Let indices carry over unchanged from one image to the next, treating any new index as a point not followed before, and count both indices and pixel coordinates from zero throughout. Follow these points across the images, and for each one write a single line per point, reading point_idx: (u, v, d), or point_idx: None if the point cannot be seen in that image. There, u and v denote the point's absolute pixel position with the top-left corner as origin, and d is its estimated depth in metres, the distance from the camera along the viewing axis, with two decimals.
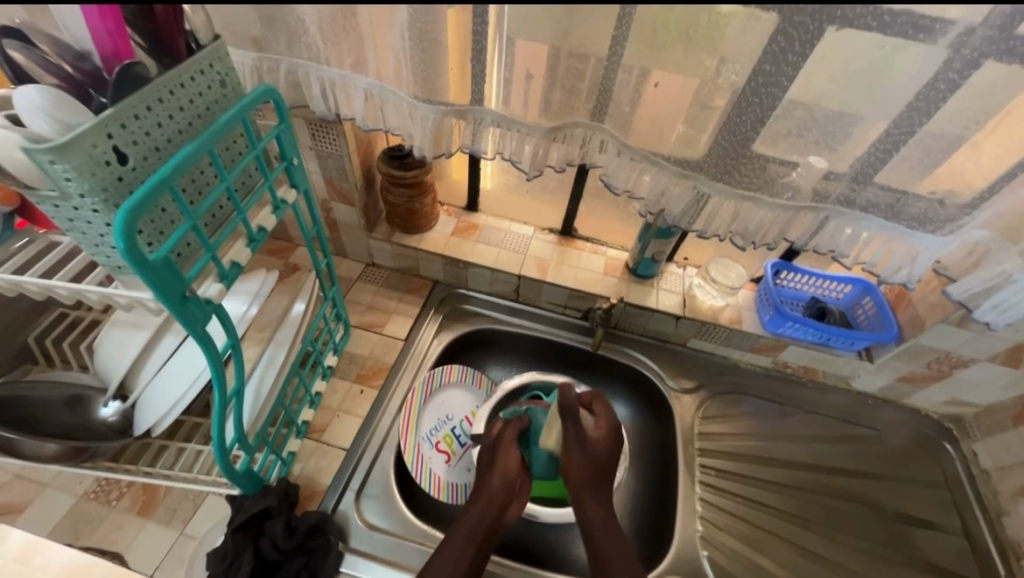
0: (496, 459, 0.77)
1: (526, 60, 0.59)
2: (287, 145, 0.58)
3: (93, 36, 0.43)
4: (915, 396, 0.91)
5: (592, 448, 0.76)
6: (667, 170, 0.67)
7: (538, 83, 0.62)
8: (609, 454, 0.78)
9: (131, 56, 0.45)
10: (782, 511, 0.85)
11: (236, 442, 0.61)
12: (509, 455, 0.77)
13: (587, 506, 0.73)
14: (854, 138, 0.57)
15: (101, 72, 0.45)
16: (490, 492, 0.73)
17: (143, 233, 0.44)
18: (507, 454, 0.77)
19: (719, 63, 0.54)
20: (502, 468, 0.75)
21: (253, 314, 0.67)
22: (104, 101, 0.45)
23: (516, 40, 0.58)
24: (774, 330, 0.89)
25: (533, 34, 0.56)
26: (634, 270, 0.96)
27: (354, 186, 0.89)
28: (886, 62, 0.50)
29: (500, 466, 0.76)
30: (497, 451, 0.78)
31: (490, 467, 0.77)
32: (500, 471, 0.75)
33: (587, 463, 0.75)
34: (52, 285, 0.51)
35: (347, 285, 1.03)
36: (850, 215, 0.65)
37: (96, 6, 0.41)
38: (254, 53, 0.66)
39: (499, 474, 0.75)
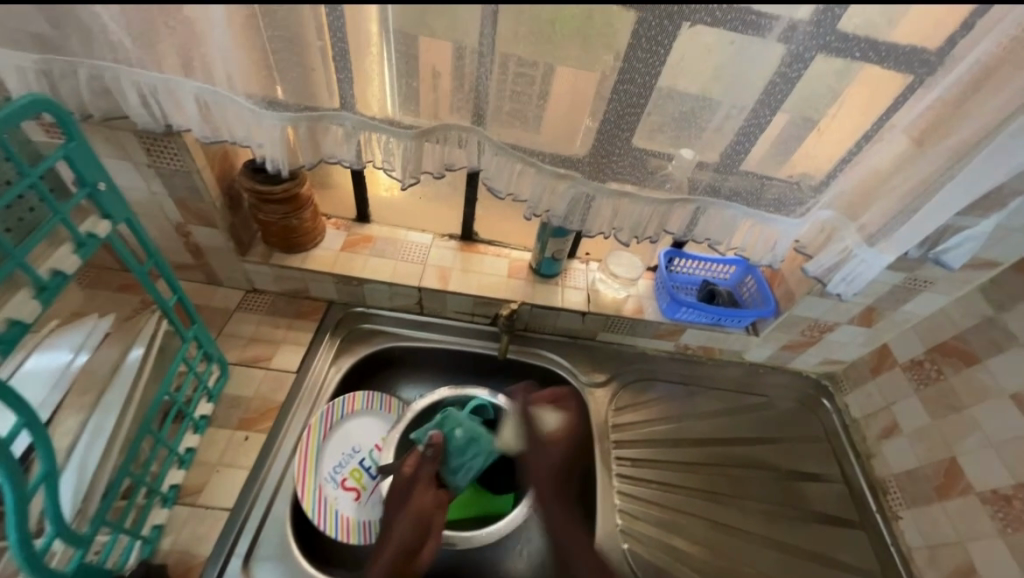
0: (407, 502, 0.73)
1: (428, 56, 0.55)
2: (83, 166, 0.46)
3: None
4: (797, 361, 1.00)
5: (548, 449, 0.79)
6: (545, 170, 0.65)
7: (446, 82, 0.57)
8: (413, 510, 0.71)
9: None
10: (693, 490, 0.89)
11: (56, 538, 0.48)
12: (423, 498, 0.73)
13: (551, 512, 0.73)
14: (714, 127, 0.58)
15: None
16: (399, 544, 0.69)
17: None
18: (420, 498, 0.73)
19: (616, 60, 0.53)
20: (414, 512, 0.71)
21: (82, 362, 0.59)
22: None
23: (413, 36, 0.53)
24: (672, 316, 0.93)
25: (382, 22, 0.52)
26: (537, 270, 0.95)
27: (212, 207, 0.77)
28: (731, 59, 0.52)
29: (412, 509, 0.72)
30: (410, 493, 0.73)
31: (401, 510, 0.72)
32: (408, 517, 0.71)
33: (552, 469, 0.77)
34: None
35: (224, 317, 0.90)
36: (718, 204, 0.68)
37: None
38: (38, 55, 0.53)
39: (405, 521, 0.71)
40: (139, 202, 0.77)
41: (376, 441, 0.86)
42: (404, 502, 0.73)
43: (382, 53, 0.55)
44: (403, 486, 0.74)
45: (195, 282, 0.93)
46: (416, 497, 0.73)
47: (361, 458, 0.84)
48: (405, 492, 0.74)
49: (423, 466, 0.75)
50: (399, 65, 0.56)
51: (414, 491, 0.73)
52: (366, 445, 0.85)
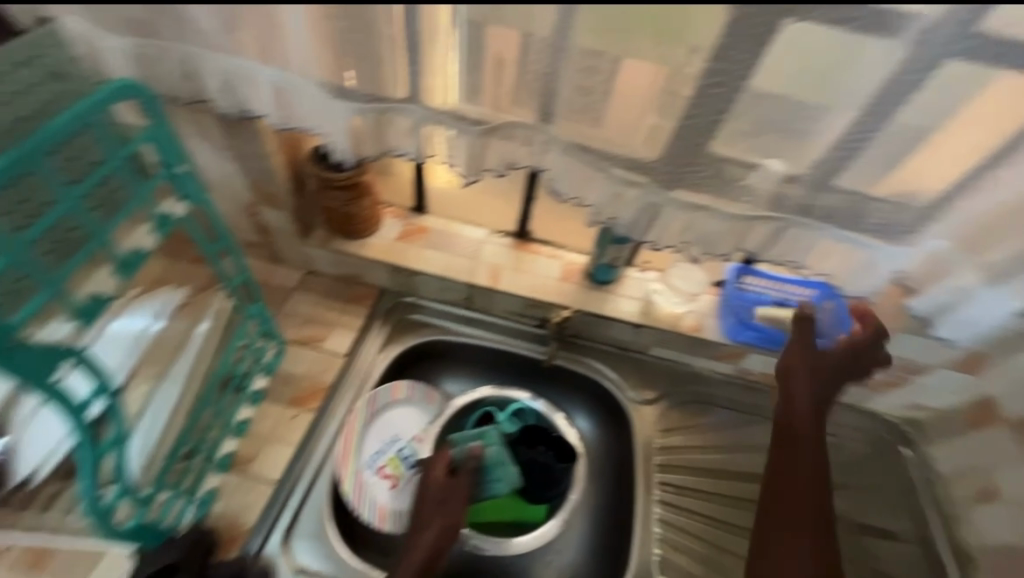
0: (444, 507, 0.72)
1: (496, 43, 0.52)
2: (167, 149, 0.48)
3: None
4: (876, 401, 0.89)
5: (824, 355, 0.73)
6: (614, 176, 0.61)
7: (511, 70, 0.54)
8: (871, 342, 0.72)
9: None
10: (741, 529, 0.83)
11: (121, 496, 0.52)
12: (461, 509, 0.72)
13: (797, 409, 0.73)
14: (816, 135, 0.52)
15: None
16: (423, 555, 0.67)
17: None
18: (457, 508, 0.72)
19: (689, 53, 0.48)
20: (448, 520, 0.71)
21: (155, 331, 0.63)
22: None
23: (484, 26, 0.51)
24: (735, 337, 0.87)
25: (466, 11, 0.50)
26: (592, 276, 0.91)
27: (282, 190, 0.80)
28: (842, 58, 0.46)
29: (446, 516, 0.71)
30: (448, 501, 0.72)
31: (435, 515, 0.71)
32: (442, 523, 0.70)
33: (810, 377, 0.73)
34: None
35: (283, 296, 0.94)
36: (809, 225, 0.60)
37: None
38: (135, 39, 0.55)
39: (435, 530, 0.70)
40: (215, 181, 0.81)
41: (415, 431, 0.86)
42: (440, 507, 0.72)
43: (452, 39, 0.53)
44: (437, 490, 0.73)
45: (259, 259, 0.96)
46: (454, 504, 0.72)
47: (400, 446, 0.84)
48: (441, 498, 0.72)
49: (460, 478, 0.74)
50: (469, 58, 0.54)
51: (452, 497, 0.73)
52: (406, 434, 0.86)
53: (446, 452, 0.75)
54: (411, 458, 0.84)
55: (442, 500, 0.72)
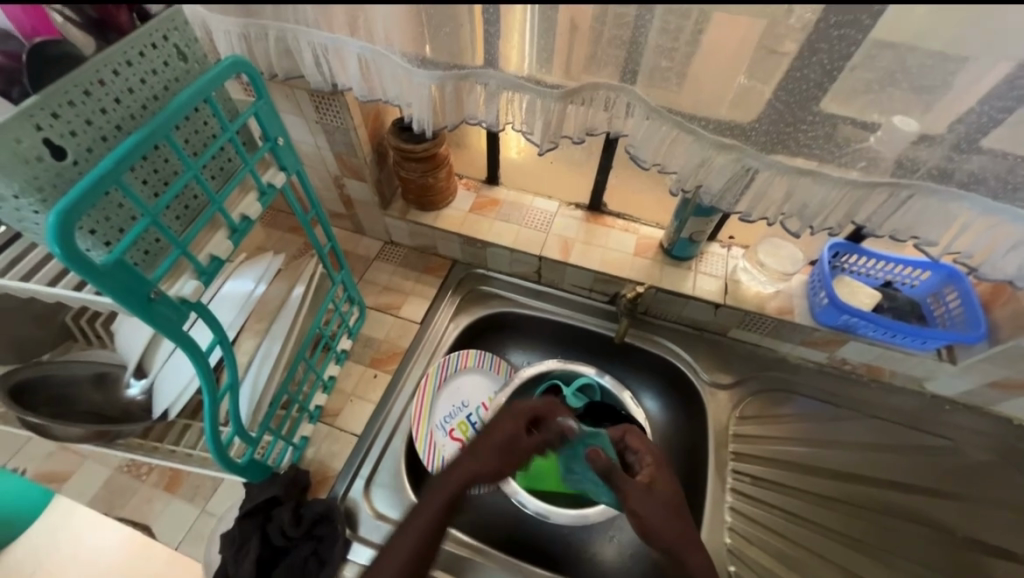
0: (510, 452, 0.68)
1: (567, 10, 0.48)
2: (268, 123, 0.52)
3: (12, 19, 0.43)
4: (1008, 404, 0.76)
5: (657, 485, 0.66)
6: (703, 139, 0.56)
7: (583, 36, 0.51)
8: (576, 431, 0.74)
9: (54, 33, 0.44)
10: (822, 527, 0.77)
11: (236, 434, 0.59)
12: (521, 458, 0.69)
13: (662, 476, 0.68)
14: (965, 84, 0.43)
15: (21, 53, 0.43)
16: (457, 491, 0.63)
17: (92, 232, 0.39)
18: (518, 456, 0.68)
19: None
20: (501, 456, 0.67)
21: (260, 293, 0.66)
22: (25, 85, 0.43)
23: None
24: (830, 322, 0.77)
25: None
26: (669, 250, 0.86)
27: (363, 162, 0.83)
28: None
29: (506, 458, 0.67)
30: (515, 446, 0.68)
31: (492, 447, 0.67)
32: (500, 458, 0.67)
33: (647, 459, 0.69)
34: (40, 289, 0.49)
35: (365, 265, 1.00)
36: (943, 193, 0.51)
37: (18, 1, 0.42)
38: (239, 20, 0.59)
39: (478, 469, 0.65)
40: (306, 154, 0.86)
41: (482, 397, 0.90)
42: (505, 453, 0.68)
43: (524, 18, 0.51)
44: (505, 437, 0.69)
45: (345, 230, 1.03)
46: (518, 453, 0.68)
47: (469, 412, 0.88)
48: (509, 442, 0.68)
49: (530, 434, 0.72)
50: (540, 26, 0.51)
51: (519, 446, 0.69)
52: (474, 400, 0.89)
53: (530, 406, 0.72)
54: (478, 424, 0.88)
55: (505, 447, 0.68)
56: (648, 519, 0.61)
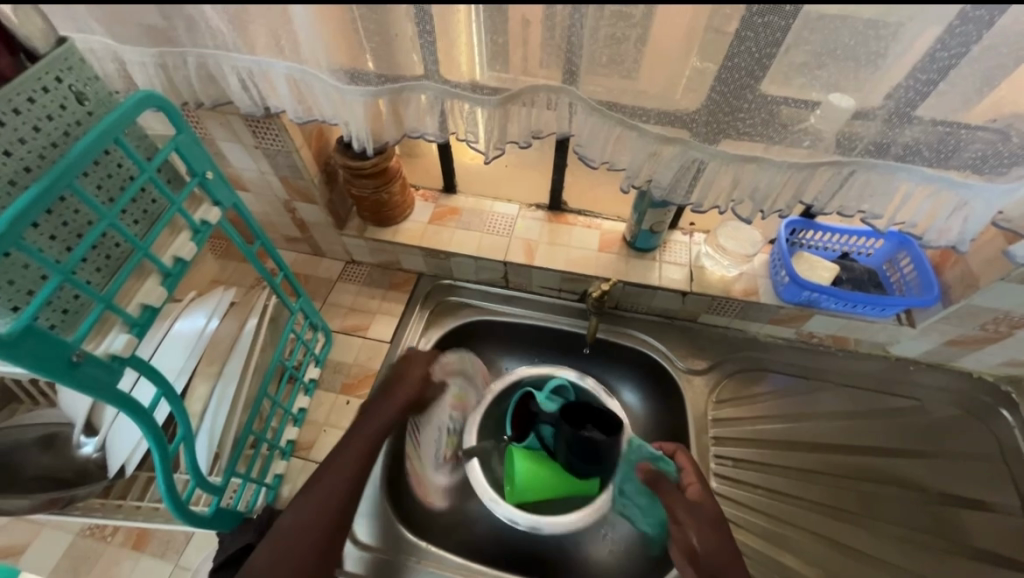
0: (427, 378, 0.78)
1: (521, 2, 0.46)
2: (191, 157, 0.49)
3: None
4: (967, 359, 0.79)
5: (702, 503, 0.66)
6: (648, 134, 0.55)
7: (539, 30, 0.49)
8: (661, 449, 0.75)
9: None
10: (807, 501, 0.77)
11: (196, 486, 0.55)
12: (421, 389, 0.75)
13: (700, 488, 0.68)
14: (892, 61, 0.44)
15: None
16: (393, 418, 0.70)
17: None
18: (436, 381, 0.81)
19: None
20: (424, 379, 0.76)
21: (213, 327, 0.65)
22: None
23: None
24: (792, 299, 0.79)
25: None
26: (632, 243, 0.86)
27: (311, 183, 0.80)
28: None
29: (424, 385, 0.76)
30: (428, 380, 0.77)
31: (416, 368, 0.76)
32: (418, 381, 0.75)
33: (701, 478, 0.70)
34: None
35: (327, 288, 0.96)
36: (883, 166, 0.52)
37: None
38: (154, 48, 0.56)
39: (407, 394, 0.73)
40: (251, 181, 0.83)
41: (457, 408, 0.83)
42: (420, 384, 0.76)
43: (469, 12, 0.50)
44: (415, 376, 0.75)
45: (302, 253, 1.00)
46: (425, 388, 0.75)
47: (450, 427, 0.82)
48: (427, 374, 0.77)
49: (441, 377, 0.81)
50: (491, 20, 0.49)
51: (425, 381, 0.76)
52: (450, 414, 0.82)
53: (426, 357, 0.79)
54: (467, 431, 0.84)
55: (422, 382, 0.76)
56: (693, 537, 0.62)
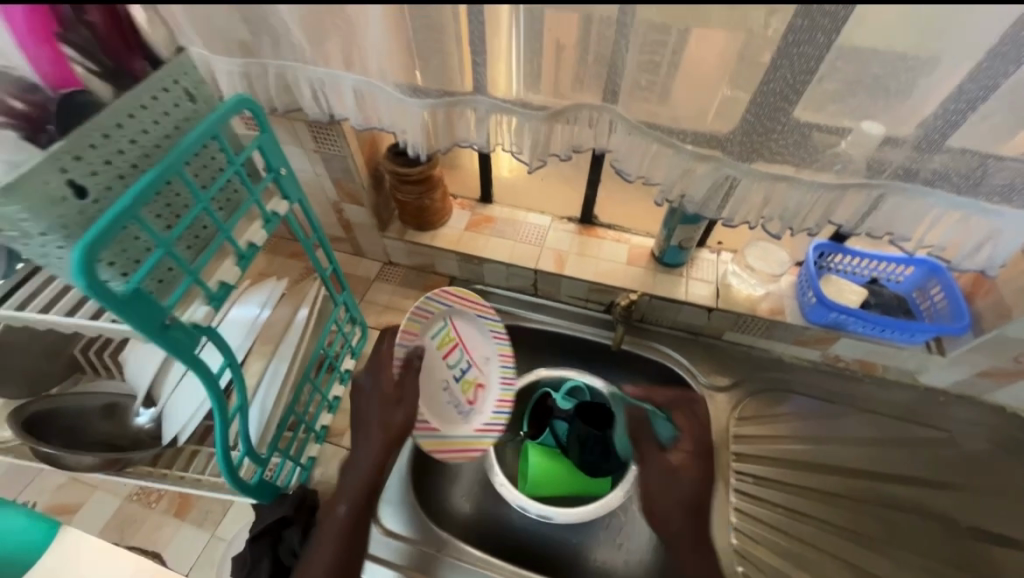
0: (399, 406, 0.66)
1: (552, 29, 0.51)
2: (272, 157, 0.55)
3: (37, 67, 0.45)
4: (999, 393, 0.78)
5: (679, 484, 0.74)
6: (684, 152, 0.59)
7: (568, 56, 0.54)
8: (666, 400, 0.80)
9: (77, 82, 0.47)
10: (829, 524, 0.77)
11: (246, 456, 0.60)
12: (401, 407, 0.66)
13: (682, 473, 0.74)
14: (920, 94, 0.47)
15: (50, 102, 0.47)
16: (384, 440, 0.65)
17: (112, 263, 0.41)
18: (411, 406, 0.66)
19: (764, 14, 0.44)
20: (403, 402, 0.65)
21: (264, 317, 0.69)
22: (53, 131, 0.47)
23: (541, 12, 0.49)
24: (819, 320, 0.79)
25: None
26: (660, 258, 0.89)
27: (361, 187, 0.87)
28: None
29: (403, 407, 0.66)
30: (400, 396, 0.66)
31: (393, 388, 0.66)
32: (392, 406, 0.66)
33: (699, 447, 0.76)
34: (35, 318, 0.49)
35: (365, 286, 1.02)
36: (911, 190, 0.55)
37: (33, 34, 0.44)
38: (241, 59, 0.63)
39: (391, 430, 0.65)
40: (305, 182, 0.89)
41: (456, 361, 0.75)
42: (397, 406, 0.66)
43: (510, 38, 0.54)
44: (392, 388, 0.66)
45: (344, 252, 1.06)
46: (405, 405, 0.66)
47: (454, 374, 0.75)
48: (393, 396, 0.66)
49: (413, 380, 0.66)
50: (526, 47, 0.54)
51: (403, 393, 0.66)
52: (449, 367, 0.74)
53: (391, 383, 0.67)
54: (476, 365, 0.77)
55: (394, 395, 0.66)
56: (670, 523, 0.72)
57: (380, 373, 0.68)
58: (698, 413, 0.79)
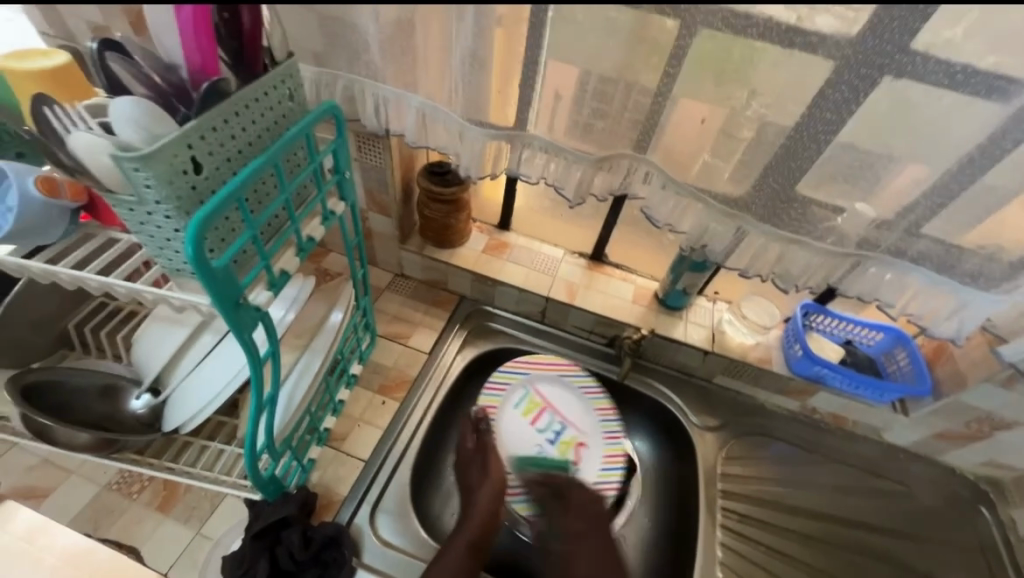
0: (488, 472, 0.80)
1: (554, 80, 0.60)
2: (342, 159, 0.58)
3: (184, 53, 0.44)
4: (951, 455, 0.87)
5: (574, 504, 0.80)
6: (711, 207, 0.66)
7: (562, 105, 0.62)
8: (586, 498, 0.81)
9: (217, 73, 0.46)
10: (801, 562, 0.85)
11: (265, 448, 0.61)
12: (498, 463, 0.82)
13: (564, 525, 0.79)
14: (905, 187, 0.56)
15: (186, 84, 0.47)
16: (491, 495, 0.78)
17: (207, 241, 0.44)
18: (498, 466, 0.81)
19: (748, 95, 0.54)
20: (495, 478, 0.80)
21: (291, 320, 0.65)
22: (186, 113, 0.47)
23: (544, 60, 0.59)
24: (803, 372, 0.87)
25: (563, 56, 0.58)
26: (663, 300, 0.95)
27: (393, 199, 0.90)
28: (971, 115, 0.49)
29: (493, 479, 0.80)
30: (488, 459, 0.82)
31: (477, 462, 0.82)
32: (491, 481, 0.79)
33: (559, 508, 0.81)
34: (83, 276, 0.49)
35: (376, 294, 1.03)
36: (896, 264, 0.64)
37: (193, 21, 0.42)
38: (314, 68, 0.66)
39: (491, 486, 0.79)
40: None
41: (543, 427, 0.91)
42: (483, 471, 0.81)
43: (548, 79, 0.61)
44: (477, 458, 0.83)
45: None
46: (494, 463, 0.82)
47: (546, 438, 0.90)
48: (479, 460, 0.83)
49: (488, 436, 0.85)
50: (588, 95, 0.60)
51: (487, 454, 0.83)
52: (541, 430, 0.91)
53: (469, 446, 0.84)
54: (570, 427, 0.91)
55: (481, 461, 0.82)
56: (566, 532, 0.78)
57: (469, 453, 0.84)
58: (569, 488, 0.83)
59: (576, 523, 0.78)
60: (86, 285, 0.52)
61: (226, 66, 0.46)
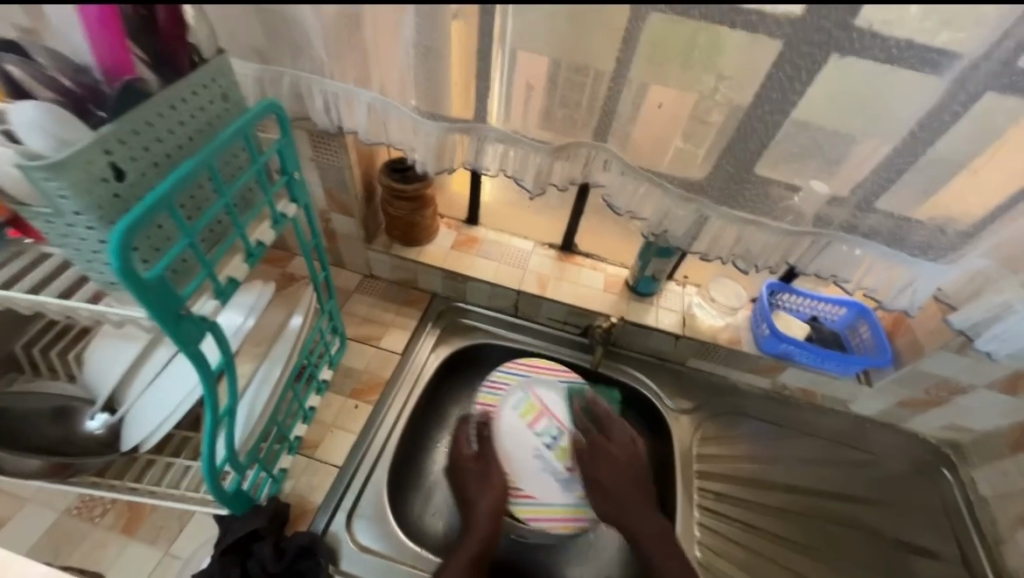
0: (488, 483, 0.80)
1: (525, 72, 0.59)
2: (288, 159, 0.56)
3: (95, 52, 0.43)
4: (915, 421, 0.90)
5: (618, 445, 0.84)
6: (671, 192, 0.67)
7: (539, 95, 0.61)
8: (632, 450, 0.84)
9: (132, 72, 0.45)
10: (779, 536, 0.87)
11: (226, 461, 0.59)
12: (501, 473, 0.82)
13: (601, 466, 0.81)
14: (854, 162, 0.57)
15: (100, 85, 0.45)
16: (492, 504, 0.78)
17: (138, 250, 0.43)
18: (498, 475, 0.81)
19: (716, 81, 0.54)
20: (497, 487, 0.80)
21: (249, 326, 0.63)
22: (103, 116, 0.45)
23: (516, 52, 0.57)
24: (771, 350, 0.88)
25: (533, 47, 0.56)
26: (634, 287, 0.96)
27: (354, 199, 0.88)
28: (912, 90, 0.50)
29: (494, 487, 0.80)
30: (489, 469, 0.82)
31: (478, 477, 0.81)
32: (491, 487, 0.80)
33: (609, 461, 0.82)
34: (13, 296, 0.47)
35: (344, 296, 1.00)
36: (852, 240, 0.65)
37: (97, 19, 0.41)
38: (257, 64, 0.64)
39: (492, 495, 0.79)
40: None
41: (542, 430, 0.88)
42: (480, 479, 0.81)
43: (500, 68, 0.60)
44: (475, 467, 0.82)
45: None
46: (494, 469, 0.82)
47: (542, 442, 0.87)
48: (479, 471, 0.81)
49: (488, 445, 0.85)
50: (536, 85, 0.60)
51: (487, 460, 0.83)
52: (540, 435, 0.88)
53: (467, 456, 0.83)
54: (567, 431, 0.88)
55: (478, 468, 0.82)
56: (602, 475, 0.80)
57: (468, 465, 0.83)
58: (613, 434, 0.85)
59: (638, 472, 0.82)
60: (18, 305, 0.49)
61: (142, 65, 0.45)
